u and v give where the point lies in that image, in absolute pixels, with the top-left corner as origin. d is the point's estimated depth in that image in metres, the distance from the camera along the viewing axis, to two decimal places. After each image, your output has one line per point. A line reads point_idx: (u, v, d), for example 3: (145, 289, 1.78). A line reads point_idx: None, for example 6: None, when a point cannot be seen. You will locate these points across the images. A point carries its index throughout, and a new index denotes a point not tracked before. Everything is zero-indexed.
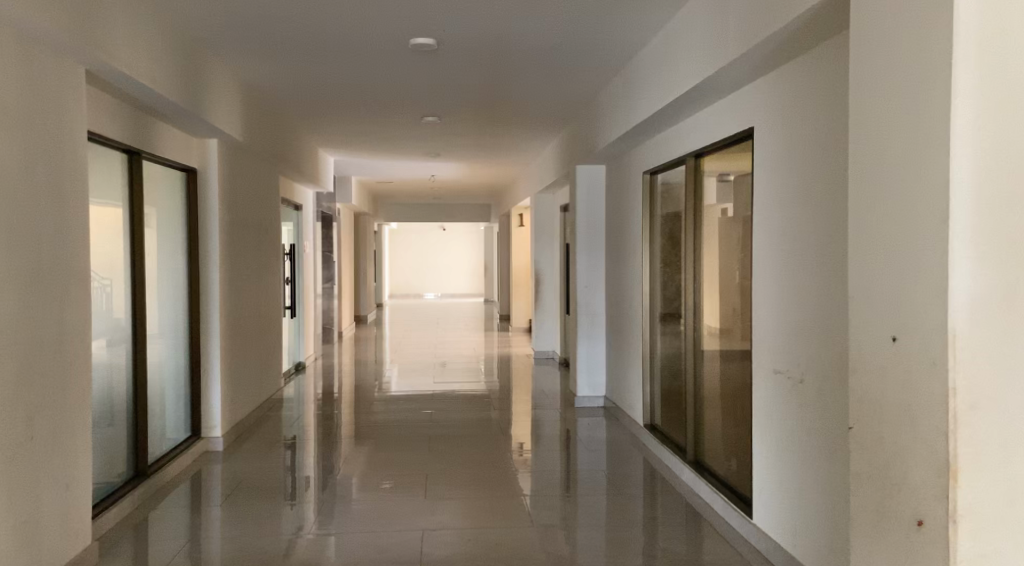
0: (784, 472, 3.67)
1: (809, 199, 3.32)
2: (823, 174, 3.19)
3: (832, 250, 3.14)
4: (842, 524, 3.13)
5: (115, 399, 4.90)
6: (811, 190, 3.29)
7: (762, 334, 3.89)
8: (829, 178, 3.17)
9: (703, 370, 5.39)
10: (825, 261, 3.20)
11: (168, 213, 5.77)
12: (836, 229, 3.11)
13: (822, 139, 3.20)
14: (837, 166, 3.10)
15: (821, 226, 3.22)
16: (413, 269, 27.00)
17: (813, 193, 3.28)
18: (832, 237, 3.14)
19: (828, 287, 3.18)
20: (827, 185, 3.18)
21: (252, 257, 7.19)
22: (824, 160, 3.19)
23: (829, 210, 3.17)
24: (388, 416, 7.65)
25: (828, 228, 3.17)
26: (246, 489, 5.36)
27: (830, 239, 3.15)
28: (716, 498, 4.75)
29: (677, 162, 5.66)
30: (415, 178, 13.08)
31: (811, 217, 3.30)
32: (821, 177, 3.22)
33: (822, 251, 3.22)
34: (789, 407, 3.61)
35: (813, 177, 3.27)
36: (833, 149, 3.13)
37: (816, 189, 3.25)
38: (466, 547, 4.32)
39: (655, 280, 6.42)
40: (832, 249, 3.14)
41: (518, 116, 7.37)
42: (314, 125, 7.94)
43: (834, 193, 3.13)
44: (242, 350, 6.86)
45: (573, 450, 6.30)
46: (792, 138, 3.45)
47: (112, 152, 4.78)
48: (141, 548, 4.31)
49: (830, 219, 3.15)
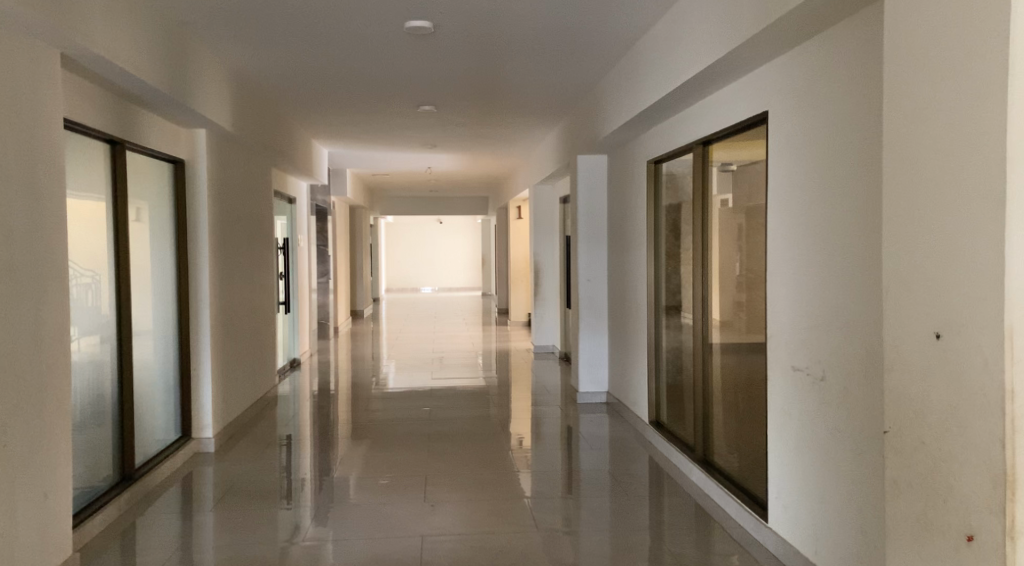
0: (805, 476, 3.49)
1: (834, 185, 3.13)
2: (850, 160, 3.00)
3: (859, 240, 2.95)
4: (871, 532, 2.94)
5: (101, 400, 4.69)
6: (837, 176, 3.10)
7: (778, 329, 3.71)
8: (855, 163, 2.98)
9: (711, 366, 5.19)
10: (851, 252, 3.01)
11: (155, 206, 5.56)
12: (864, 218, 2.92)
13: (849, 122, 3.01)
14: (866, 149, 2.91)
15: (848, 215, 3.03)
16: (410, 262, 26.78)
17: (839, 179, 3.09)
18: (860, 226, 2.95)
19: (855, 279, 2.99)
20: (853, 170, 2.99)
21: (243, 251, 6.97)
22: (850, 143, 3.00)
23: (855, 197, 2.98)
24: (387, 413, 7.47)
25: (855, 216, 2.98)
26: (239, 492, 5.16)
27: (858, 228, 2.96)
28: (728, 500, 4.56)
29: (684, 150, 5.46)
30: (412, 170, 12.86)
31: (837, 205, 3.10)
32: (848, 161, 3.03)
33: (849, 240, 3.02)
34: (809, 407, 3.44)
35: (839, 162, 3.08)
36: (860, 132, 2.94)
37: (842, 175, 3.06)
38: (466, 554, 4.12)
39: (659, 273, 6.21)
40: (859, 238, 2.95)
41: (517, 104, 7.15)
42: (307, 115, 7.71)
43: (861, 179, 2.94)
44: (234, 347, 6.65)
45: (576, 448, 6.11)
46: (815, 121, 3.26)
47: (94, 143, 4.56)
48: (128, 558, 4.11)
49: (858, 207, 2.96)
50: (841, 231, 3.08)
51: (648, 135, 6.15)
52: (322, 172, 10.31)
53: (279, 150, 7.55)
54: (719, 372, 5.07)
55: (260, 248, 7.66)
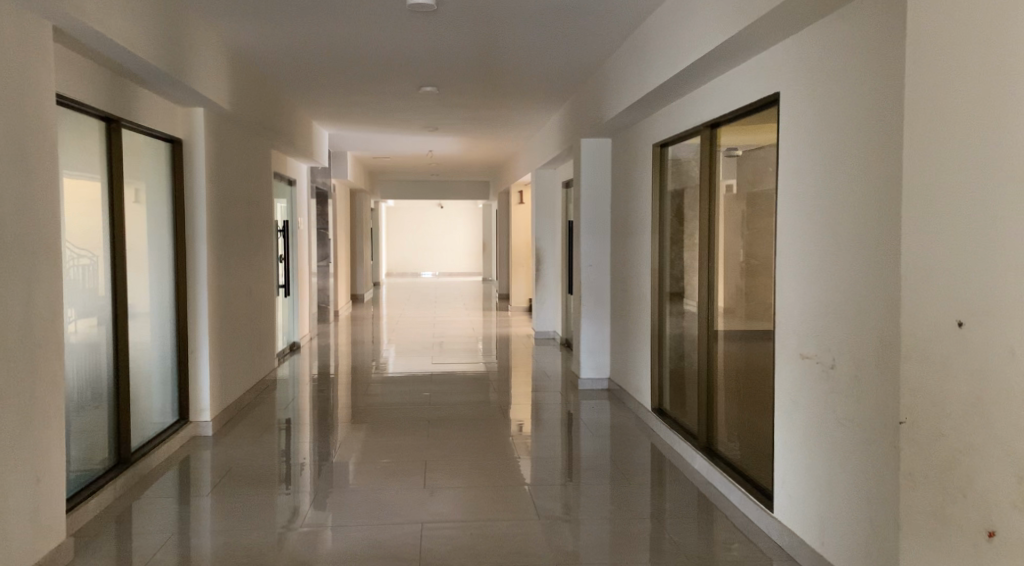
0: (813, 465, 3.42)
1: (851, 168, 3.03)
2: (867, 143, 2.92)
3: (876, 223, 2.86)
4: (881, 523, 2.88)
5: (96, 382, 4.61)
6: (854, 157, 3.01)
7: (787, 316, 3.64)
8: (873, 145, 2.88)
9: (716, 353, 5.11)
10: (868, 236, 2.92)
11: (153, 186, 5.47)
12: (880, 201, 2.83)
13: (867, 101, 2.92)
14: (884, 130, 2.81)
15: (864, 197, 2.94)
16: (411, 246, 26.68)
17: (856, 161, 3.00)
18: (876, 209, 2.86)
19: (870, 264, 2.91)
20: (872, 152, 2.89)
21: (242, 233, 6.88)
22: (869, 124, 2.91)
23: (872, 179, 2.89)
24: (387, 398, 7.41)
25: (872, 198, 2.89)
26: (236, 477, 5.09)
27: (874, 211, 2.88)
28: (732, 488, 4.49)
29: (691, 133, 5.36)
30: (413, 153, 12.74)
31: (853, 188, 3.02)
32: (866, 141, 2.93)
33: (865, 223, 2.94)
34: (817, 395, 3.38)
35: (857, 143, 2.99)
36: (879, 112, 2.85)
37: (860, 156, 2.97)
38: (465, 542, 4.04)
39: (663, 258, 6.12)
40: (876, 222, 2.86)
41: (521, 85, 7.04)
42: (307, 95, 7.60)
43: (880, 161, 2.84)
44: (232, 330, 6.57)
45: (577, 435, 6.04)
46: (831, 103, 3.17)
47: (89, 119, 4.46)
48: (124, 542, 4.04)
49: (876, 189, 2.87)
50: (856, 214, 3.00)
51: (654, 118, 6.04)
52: (322, 153, 10.20)
53: (278, 131, 7.44)
54: (724, 359, 4.99)
55: (259, 230, 7.56)
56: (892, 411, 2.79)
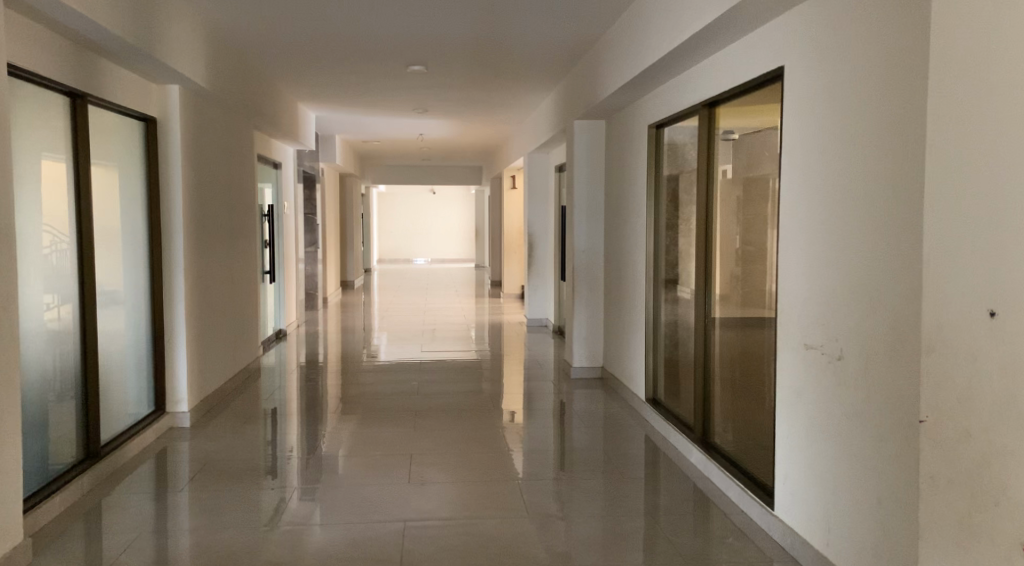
0: (817, 460, 3.24)
1: (864, 146, 2.84)
2: (882, 120, 2.71)
3: (893, 206, 2.65)
4: (893, 525, 2.69)
5: (62, 372, 4.37)
6: (867, 134, 2.81)
7: (791, 304, 3.44)
8: (889, 121, 2.67)
9: (713, 343, 4.90)
10: (882, 219, 2.71)
11: (125, 166, 5.22)
12: (896, 182, 2.63)
13: (882, 75, 2.71)
14: (902, 105, 2.60)
15: (876, 176, 2.74)
16: (403, 233, 26.42)
17: (869, 139, 2.80)
18: (892, 189, 2.65)
19: (882, 248, 2.72)
20: (886, 127, 2.69)
21: (222, 217, 6.65)
22: (884, 97, 2.70)
23: (887, 156, 2.69)
24: (375, 387, 7.19)
25: (887, 177, 2.69)
26: (214, 470, 4.88)
27: (888, 193, 2.68)
28: (730, 484, 4.29)
29: (688, 113, 5.14)
30: (404, 137, 12.49)
31: (864, 168, 2.83)
32: (880, 116, 2.73)
33: (877, 204, 2.74)
34: (822, 388, 3.19)
35: (870, 117, 2.79)
36: (895, 86, 2.64)
37: (872, 133, 2.77)
38: (451, 542, 3.82)
39: (658, 244, 5.90)
40: (891, 204, 2.66)
41: (512, 63, 6.80)
42: (292, 74, 7.35)
43: (895, 136, 2.64)
44: (212, 318, 6.34)
45: (568, 426, 5.84)
46: (845, 77, 2.95)
47: (50, 93, 4.22)
48: (94, 540, 3.84)
49: (890, 166, 2.67)
50: (869, 194, 2.80)
51: (649, 98, 5.81)
52: (309, 136, 9.94)
53: (260, 112, 7.19)
54: (721, 348, 4.78)
55: (241, 215, 7.32)
56: (909, 408, 2.59)
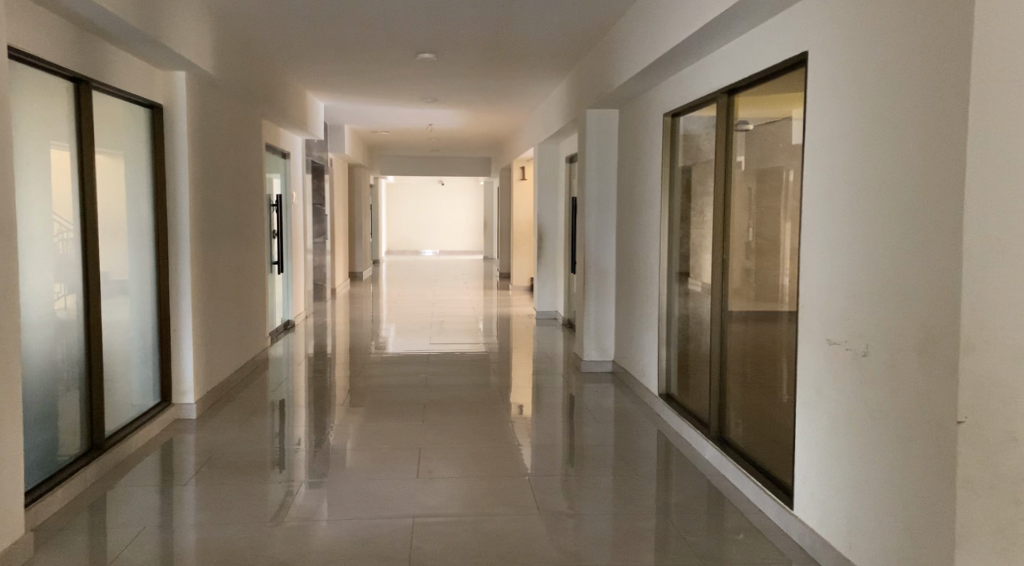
0: (839, 461, 3.14)
1: (893, 133, 2.74)
2: (915, 108, 2.61)
3: (926, 198, 2.55)
4: (922, 529, 2.59)
5: (66, 363, 4.29)
6: (898, 122, 2.70)
7: (813, 298, 3.34)
8: (923, 110, 2.57)
9: (728, 338, 4.79)
10: (912, 210, 2.61)
11: (130, 154, 5.13)
12: (929, 174, 2.53)
13: (917, 61, 2.60)
14: (938, 92, 2.50)
15: (908, 166, 2.64)
16: (412, 224, 26.33)
17: (900, 127, 2.69)
18: (924, 180, 2.56)
19: (912, 242, 2.62)
20: (920, 115, 2.58)
21: (230, 206, 6.57)
22: (918, 83, 2.60)
23: (920, 146, 2.58)
24: (383, 379, 7.11)
25: (920, 169, 2.58)
26: (219, 463, 4.80)
27: (919, 185, 2.58)
28: (746, 482, 4.19)
29: (705, 102, 5.02)
30: (413, 127, 12.39)
31: (895, 158, 2.72)
32: (913, 103, 2.62)
33: (908, 196, 2.64)
34: (845, 386, 3.09)
35: (902, 105, 2.68)
36: (930, 73, 2.53)
37: (904, 122, 2.67)
38: (459, 539, 3.73)
39: (672, 237, 5.78)
40: (922, 197, 2.56)
41: (523, 51, 6.68)
42: (300, 62, 7.25)
43: (930, 125, 2.53)
44: (219, 308, 6.26)
45: (578, 421, 5.75)
46: (877, 63, 2.84)
47: (53, 78, 4.13)
48: (98, 534, 3.77)
49: (923, 157, 2.56)
50: (899, 186, 2.70)
51: (664, 86, 5.69)
52: (317, 126, 9.84)
53: (268, 100, 7.10)
54: (737, 343, 4.67)
55: (249, 204, 7.24)
56: (939, 408, 2.50)
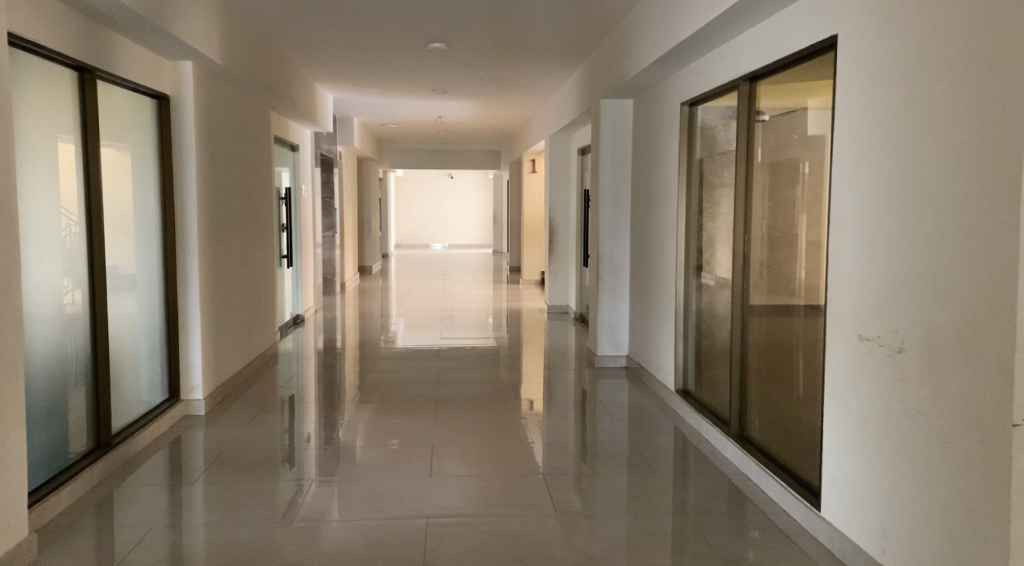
0: (871, 462, 3.02)
1: (939, 121, 2.62)
2: (968, 96, 2.49)
3: (978, 188, 2.44)
4: (969, 533, 2.46)
5: (72, 359, 4.18)
6: (947, 109, 2.59)
7: (845, 291, 3.22)
8: (976, 97, 2.46)
9: (748, 333, 4.66)
10: (962, 201, 2.50)
11: (137, 146, 5.03)
12: (983, 164, 2.42)
13: (970, 45, 2.48)
14: (994, 79, 2.38)
15: (958, 157, 2.53)
16: (421, 218, 26.24)
17: (949, 115, 2.58)
18: (977, 170, 2.45)
19: (961, 234, 2.51)
20: (974, 103, 2.46)
21: (238, 198, 6.46)
22: (971, 68, 2.48)
23: (972, 135, 2.47)
24: (394, 374, 7.01)
25: (971, 158, 2.47)
26: (228, 461, 4.71)
27: (971, 175, 2.47)
28: (770, 482, 4.07)
29: (726, 90, 4.88)
30: (422, 119, 12.27)
31: (942, 147, 2.61)
32: (965, 90, 2.51)
33: (957, 186, 2.53)
34: (878, 384, 2.98)
35: (951, 92, 2.57)
36: (986, 58, 2.42)
37: (954, 110, 2.55)
38: (476, 541, 3.62)
39: (690, 229, 5.65)
40: (973, 188, 2.46)
41: (536, 39, 6.54)
42: (309, 52, 7.14)
43: (985, 112, 2.41)
44: (227, 303, 6.16)
45: (594, 417, 5.63)
46: (925, 48, 2.71)
47: (57, 67, 4.02)
48: (105, 535, 3.68)
49: (976, 145, 2.45)
50: (946, 176, 2.58)
51: (682, 74, 5.55)
52: (326, 118, 9.74)
53: (277, 90, 6.98)
54: (758, 338, 4.54)
55: (257, 197, 7.14)
56: (989, 410, 2.39)
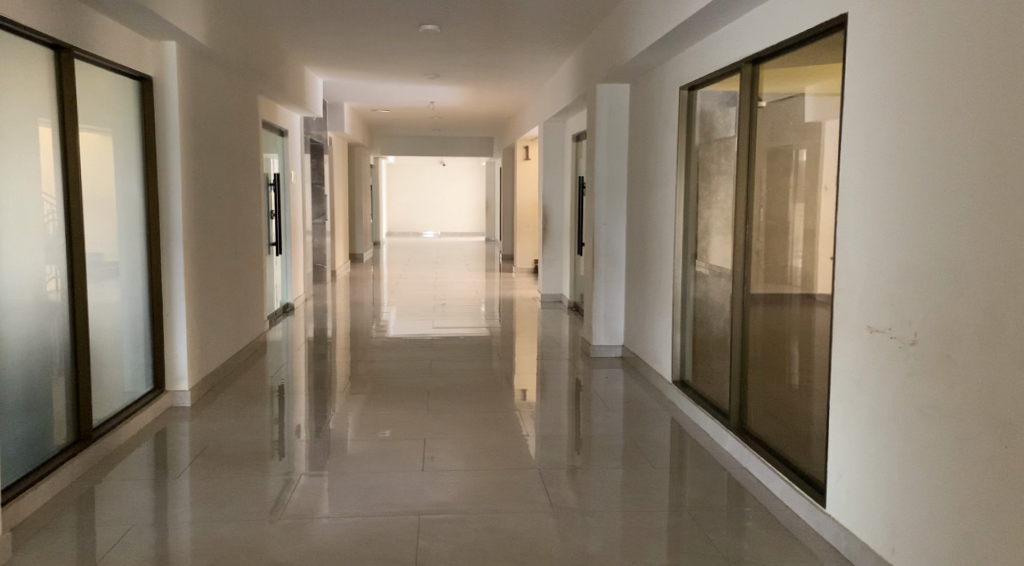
0: (884, 458, 2.92)
1: (962, 106, 2.52)
2: (993, 80, 2.38)
3: (1006, 177, 2.34)
4: (999, 530, 2.36)
5: (51, 352, 4.03)
6: (970, 94, 2.48)
7: (856, 281, 3.10)
8: (1002, 80, 2.35)
9: (749, 323, 4.54)
10: (988, 189, 2.40)
11: (119, 129, 4.87)
12: (1010, 150, 2.32)
13: (995, 27, 2.37)
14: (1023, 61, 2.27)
15: (983, 144, 2.42)
16: (412, 206, 26.04)
17: (973, 100, 2.47)
18: (1004, 158, 2.34)
19: (986, 225, 2.41)
20: (1001, 87, 2.35)
21: (225, 184, 6.30)
22: (998, 51, 2.36)
23: (999, 120, 2.36)
24: (386, 364, 6.88)
25: (998, 145, 2.37)
26: (214, 454, 4.57)
27: (997, 163, 2.37)
28: (772, 476, 3.96)
29: (727, 73, 4.75)
30: (414, 105, 12.10)
31: (964, 134, 2.50)
32: (990, 74, 2.40)
33: (982, 174, 2.43)
34: (891, 378, 2.88)
35: (975, 76, 2.46)
36: (1013, 40, 2.31)
37: (979, 94, 2.44)
38: (470, 538, 3.50)
39: (689, 216, 5.51)
40: (1000, 177, 2.36)
41: (531, 21, 6.38)
42: (297, 34, 6.97)
43: (1013, 96, 2.31)
44: (214, 291, 6.01)
45: (588, 409, 5.50)
46: (947, 28, 2.58)
47: (32, 45, 3.85)
48: (85, 532, 3.55)
49: (1003, 131, 2.35)
50: (969, 163, 2.48)
51: (682, 57, 5.40)
52: (316, 102, 9.56)
53: (264, 73, 6.81)
54: (759, 328, 4.43)
55: (245, 183, 6.97)
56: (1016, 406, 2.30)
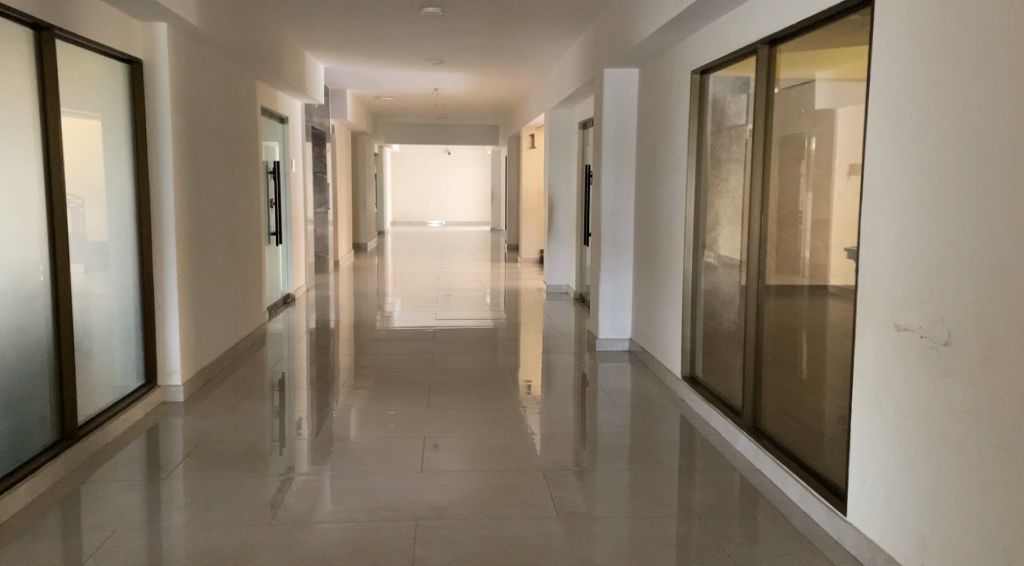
0: (911, 465, 2.73)
1: (1002, 89, 2.31)
2: None
3: None
4: None
5: (32, 345, 3.85)
6: (1012, 75, 2.28)
7: (882, 277, 2.90)
8: None
9: (762, 317, 4.33)
10: None
11: (109, 115, 4.69)
12: None
13: None
14: None
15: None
16: (418, 195, 25.84)
17: (1015, 80, 2.26)
18: None
19: None
20: None
21: (221, 172, 6.12)
22: None
23: None
24: (387, 357, 6.70)
25: None
26: (206, 453, 4.41)
27: None
28: (788, 479, 3.77)
29: (741, 56, 4.53)
30: (418, 92, 11.89)
31: (1006, 119, 2.30)
32: None
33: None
34: (922, 381, 2.68)
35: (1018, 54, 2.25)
36: None
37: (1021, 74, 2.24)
38: (471, 545, 3.33)
39: (700, 206, 5.30)
40: None
41: (536, 3, 6.16)
42: (296, 17, 6.77)
43: None
44: (209, 282, 5.84)
45: (594, 405, 5.32)
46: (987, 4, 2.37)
47: (11, 25, 3.67)
48: (65, 536, 3.39)
49: None
50: (1010, 151, 2.28)
51: (694, 39, 5.18)
52: (317, 88, 9.36)
53: (261, 57, 6.62)
54: (772, 323, 4.22)
55: (243, 170, 6.80)
56: None
